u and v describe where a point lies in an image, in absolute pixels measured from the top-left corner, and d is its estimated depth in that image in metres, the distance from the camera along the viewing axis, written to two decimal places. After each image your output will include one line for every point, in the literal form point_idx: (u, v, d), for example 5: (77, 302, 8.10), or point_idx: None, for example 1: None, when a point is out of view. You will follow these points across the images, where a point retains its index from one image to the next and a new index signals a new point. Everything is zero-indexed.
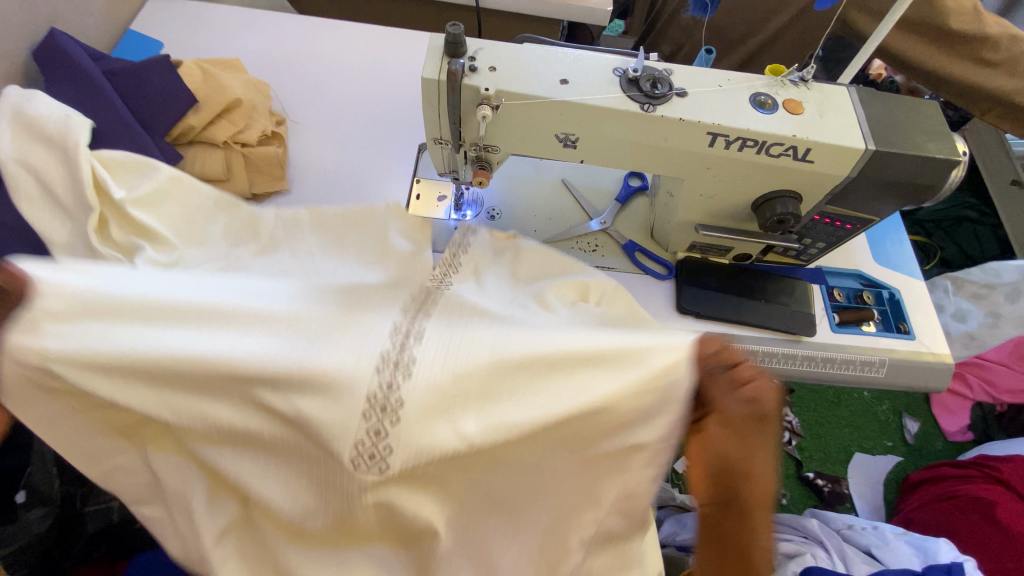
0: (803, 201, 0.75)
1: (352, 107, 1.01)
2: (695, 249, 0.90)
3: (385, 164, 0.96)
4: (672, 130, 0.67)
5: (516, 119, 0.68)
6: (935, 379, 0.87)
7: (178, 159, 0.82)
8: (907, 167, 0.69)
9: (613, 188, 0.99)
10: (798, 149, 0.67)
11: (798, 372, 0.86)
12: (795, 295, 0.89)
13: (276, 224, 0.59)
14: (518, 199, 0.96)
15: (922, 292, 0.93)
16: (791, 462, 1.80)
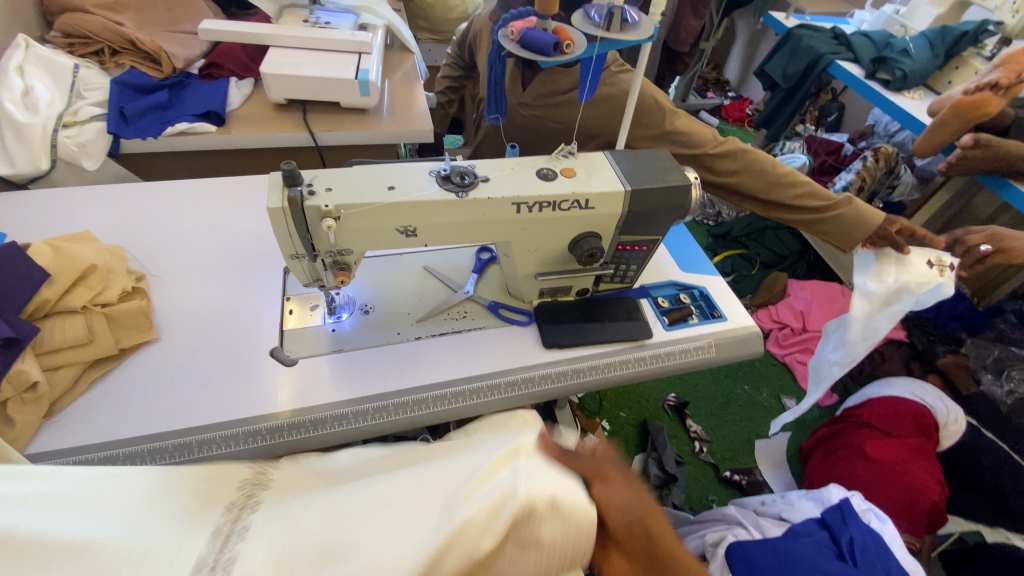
0: (603, 237, 0.96)
1: (214, 249, 1.09)
2: (544, 294, 1.07)
3: (257, 292, 1.03)
4: (485, 206, 0.85)
5: (359, 225, 0.82)
6: (752, 346, 1.09)
7: (33, 334, 0.81)
8: (659, 197, 0.93)
9: (468, 263, 1.15)
10: (581, 201, 0.89)
11: (654, 370, 1.02)
12: (630, 310, 1.08)
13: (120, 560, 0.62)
14: (387, 291, 1.08)
15: (722, 284, 1.18)
16: (708, 467, 1.97)
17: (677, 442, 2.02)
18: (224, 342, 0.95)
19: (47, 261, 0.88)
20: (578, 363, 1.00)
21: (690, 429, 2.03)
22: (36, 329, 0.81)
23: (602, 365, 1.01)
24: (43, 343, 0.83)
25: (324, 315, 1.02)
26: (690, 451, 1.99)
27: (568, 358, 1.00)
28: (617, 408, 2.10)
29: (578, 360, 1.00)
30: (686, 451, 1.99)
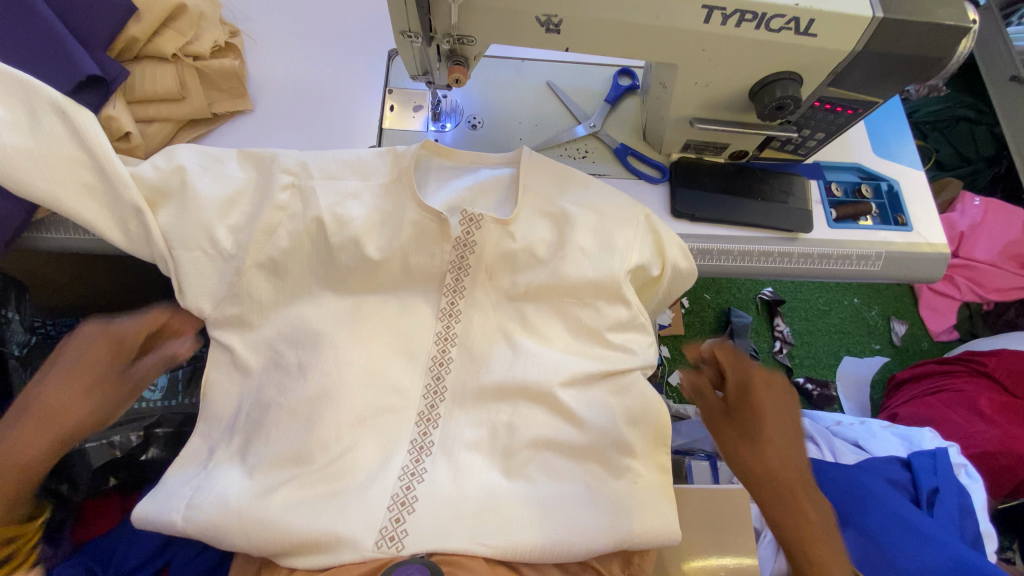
0: (803, 84, 0.70)
1: (313, 11, 0.93)
2: (689, 148, 0.85)
3: (357, 77, 0.89)
4: (665, 5, 0.60)
5: (489, 3, 0.61)
6: (930, 270, 0.87)
7: (122, 77, 0.74)
8: (915, 38, 0.64)
9: (602, 88, 0.93)
10: (800, 21, 0.62)
11: (793, 269, 0.86)
12: (788, 192, 0.87)
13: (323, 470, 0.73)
14: (500, 106, 0.90)
15: (921, 182, 0.90)
16: (782, 369, 1.87)
17: (756, 337, 1.89)
18: (319, 129, 0.85)
19: None
20: (708, 242, 0.84)
21: (775, 328, 1.89)
22: (125, 72, 0.74)
23: (736, 251, 0.84)
24: (134, 89, 0.76)
25: (426, 121, 0.87)
26: (767, 349, 1.88)
27: (698, 233, 0.84)
28: (701, 288, 1.96)
29: (710, 239, 0.84)
30: (762, 348, 1.88)
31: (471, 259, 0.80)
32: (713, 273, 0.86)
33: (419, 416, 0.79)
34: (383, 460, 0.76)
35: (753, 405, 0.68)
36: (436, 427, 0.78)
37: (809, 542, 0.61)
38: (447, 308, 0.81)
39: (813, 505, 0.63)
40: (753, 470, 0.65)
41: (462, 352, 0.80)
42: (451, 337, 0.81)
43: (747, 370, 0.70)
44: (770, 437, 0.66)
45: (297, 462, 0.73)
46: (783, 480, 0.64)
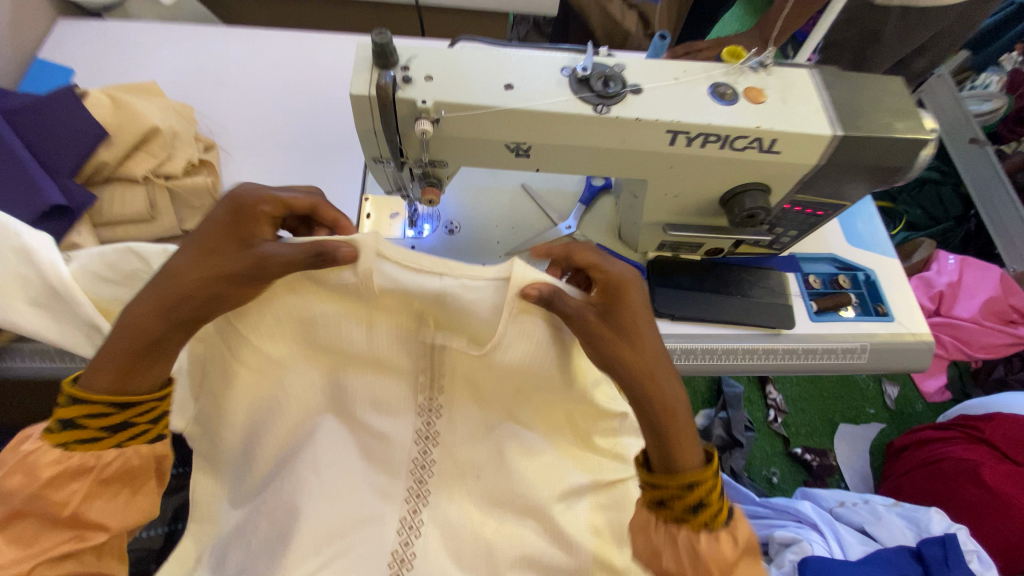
0: (772, 192, 0.72)
1: (291, 125, 0.95)
2: (665, 247, 0.86)
3: (332, 186, 0.89)
4: (629, 131, 0.62)
5: (459, 131, 0.62)
6: (917, 360, 0.86)
7: (91, 203, 0.74)
8: (876, 151, 0.65)
9: (576, 189, 0.94)
10: (763, 141, 0.64)
11: (779, 365, 0.84)
12: (766, 287, 0.86)
13: None
14: (476, 209, 0.90)
15: (897, 271, 0.91)
16: (778, 439, 1.82)
17: (750, 406, 1.86)
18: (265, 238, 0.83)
19: (104, 117, 0.76)
20: (691, 342, 0.82)
21: (768, 396, 1.86)
22: (92, 198, 0.74)
23: (719, 349, 0.82)
24: (102, 213, 0.75)
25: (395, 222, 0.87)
26: (762, 419, 1.84)
27: (680, 333, 0.82)
28: None
29: (692, 339, 0.82)
30: (757, 417, 1.84)
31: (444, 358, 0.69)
32: (699, 372, 0.84)
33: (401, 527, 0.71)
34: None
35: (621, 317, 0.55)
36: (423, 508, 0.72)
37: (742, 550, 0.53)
38: (426, 403, 0.72)
39: (706, 544, 0.51)
40: (671, 475, 0.53)
41: (441, 475, 0.73)
42: (433, 437, 0.72)
43: (622, 282, 0.57)
44: (662, 378, 0.55)
45: None
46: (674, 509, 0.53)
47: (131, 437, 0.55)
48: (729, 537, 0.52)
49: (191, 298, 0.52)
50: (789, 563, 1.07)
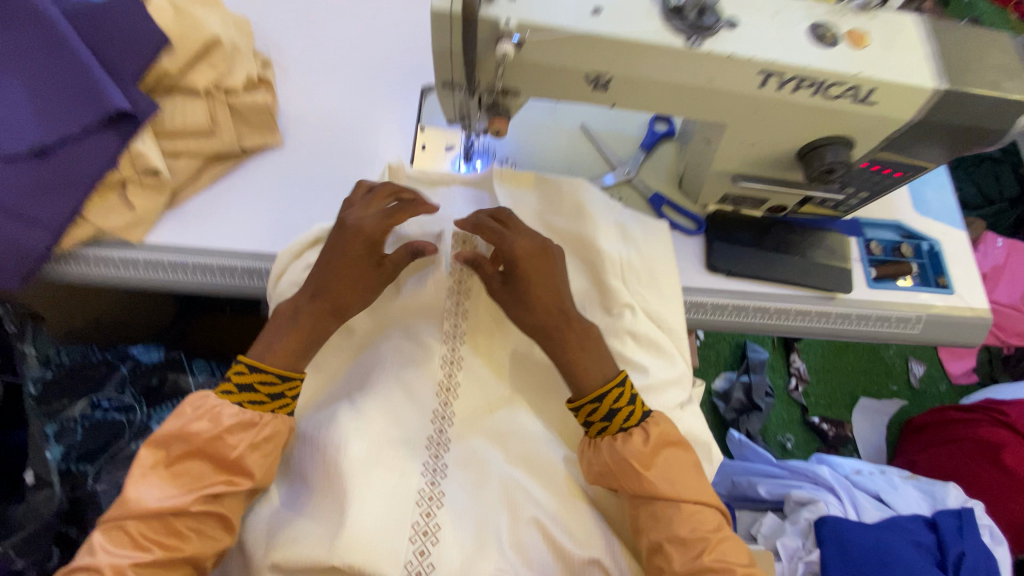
0: (855, 147, 0.68)
1: (347, 47, 0.92)
2: (726, 201, 0.83)
3: (384, 113, 0.87)
4: (720, 67, 0.58)
5: (541, 58, 0.59)
6: (970, 335, 0.85)
7: (152, 112, 0.73)
8: (978, 108, 0.61)
9: (637, 134, 0.90)
10: (859, 90, 0.60)
11: (830, 329, 0.83)
12: (825, 249, 0.84)
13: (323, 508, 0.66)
14: (532, 148, 0.88)
15: (962, 243, 0.88)
16: (797, 407, 1.84)
17: (772, 373, 1.86)
18: (243, 227, 0.76)
19: (167, 22, 0.74)
20: (743, 299, 0.81)
21: (791, 365, 1.86)
22: (155, 106, 0.73)
23: (772, 309, 0.81)
24: (164, 123, 0.74)
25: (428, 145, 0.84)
26: (782, 387, 1.85)
27: (733, 289, 0.81)
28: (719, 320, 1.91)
29: (744, 296, 0.81)
30: (778, 385, 1.85)
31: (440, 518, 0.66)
32: (745, 329, 0.83)
33: (430, 443, 0.70)
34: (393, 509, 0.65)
35: (526, 268, 0.70)
36: (442, 509, 0.66)
37: (658, 446, 0.66)
38: (440, 411, 0.72)
39: (623, 444, 0.65)
40: (583, 397, 0.68)
41: (468, 392, 0.74)
42: (441, 470, 0.69)
43: (516, 246, 0.70)
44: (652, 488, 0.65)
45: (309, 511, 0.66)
46: (594, 420, 0.68)
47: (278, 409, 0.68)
48: (642, 434, 0.66)
49: (349, 295, 0.70)
50: (805, 520, 1.08)
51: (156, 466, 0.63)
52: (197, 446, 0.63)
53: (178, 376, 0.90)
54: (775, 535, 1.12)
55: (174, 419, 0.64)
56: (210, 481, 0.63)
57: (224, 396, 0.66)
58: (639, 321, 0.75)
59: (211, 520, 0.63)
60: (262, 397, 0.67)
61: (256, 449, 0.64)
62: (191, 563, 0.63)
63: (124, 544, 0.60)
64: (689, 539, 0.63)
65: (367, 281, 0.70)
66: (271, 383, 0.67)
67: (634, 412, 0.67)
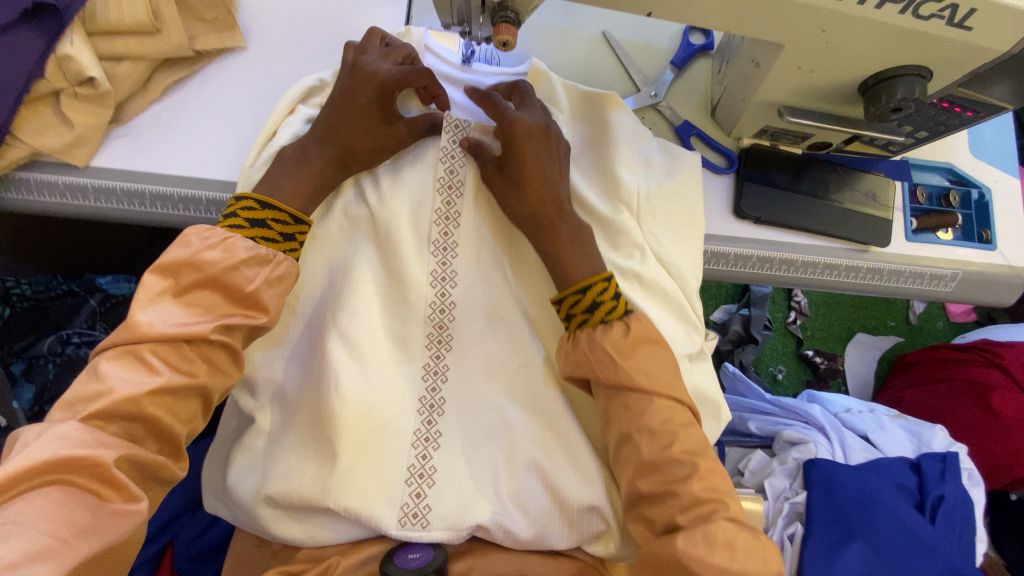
0: (931, 81, 0.57)
1: None
2: (764, 134, 0.72)
3: (367, 10, 0.72)
4: None
5: None
6: (1004, 296, 0.79)
7: (77, 4, 0.58)
8: None
9: (667, 48, 0.77)
10: (958, 10, 0.48)
11: (858, 285, 0.77)
12: (866, 193, 0.75)
13: (309, 446, 0.62)
14: (545, 60, 0.74)
15: (1016, 194, 0.79)
16: (793, 340, 1.84)
17: (772, 306, 1.84)
18: (205, 147, 0.66)
19: None
20: (770, 249, 0.73)
21: (792, 298, 1.83)
22: None
23: (800, 262, 0.74)
24: (96, 18, 0.60)
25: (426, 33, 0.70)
26: (780, 319, 1.83)
27: (760, 238, 0.73)
28: None
29: (771, 246, 0.73)
30: (777, 318, 1.83)
31: (436, 459, 0.62)
32: (768, 282, 0.76)
33: (426, 374, 0.64)
34: (384, 453, 0.61)
35: (523, 149, 0.62)
36: (438, 451, 0.63)
37: (639, 341, 0.58)
38: (436, 336, 0.65)
39: (602, 333, 0.58)
40: (567, 287, 0.61)
41: (464, 320, 0.66)
42: (438, 406, 0.64)
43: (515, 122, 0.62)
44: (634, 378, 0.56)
45: (297, 449, 0.63)
46: (575, 311, 0.60)
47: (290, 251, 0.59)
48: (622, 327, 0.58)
49: (359, 146, 0.62)
50: (793, 460, 1.12)
51: (164, 294, 0.53)
52: (210, 276, 0.52)
53: None
54: (762, 471, 1.16)
55: (179, 247, 0.53)
56: (224, 313, 0.53)
57: (232, 230, 0.55)
58: (651, 267, 0.67)
59: (221, 350, 0.53)
60: (273, 234, 0.57)
61: (273, 286, 0.55)
62: (200, 399, 0.53)
63: (133, 369, 0.49)
64: (659, 430, 0.55)
65: (375, 125, 0.62)
66: (285, 223, 0.58)
67: (617, 307, 0.60)
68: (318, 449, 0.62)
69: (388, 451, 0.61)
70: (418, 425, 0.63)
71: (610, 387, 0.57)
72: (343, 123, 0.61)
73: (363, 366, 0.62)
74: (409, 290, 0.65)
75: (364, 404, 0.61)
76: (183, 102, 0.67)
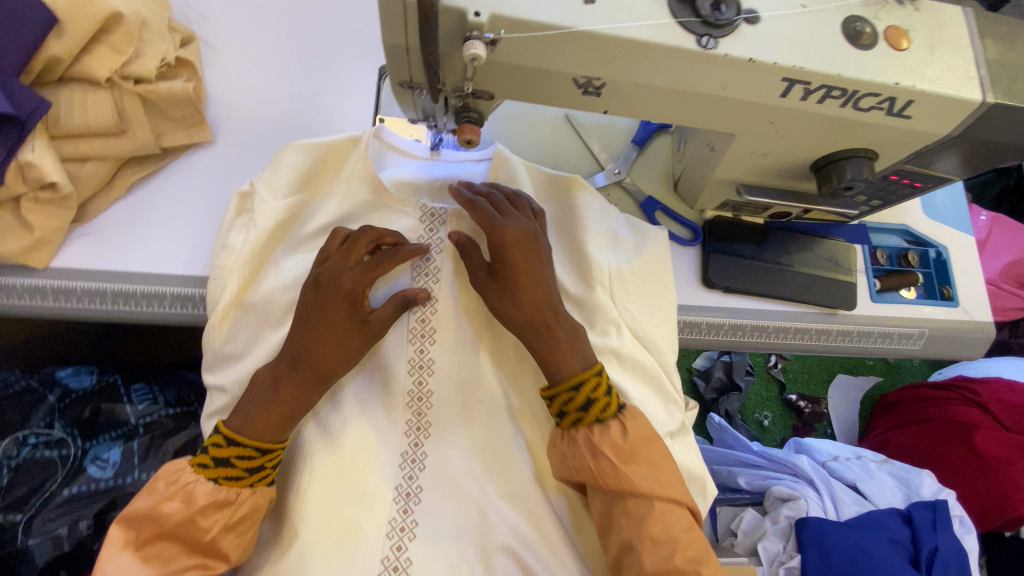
0: (877, 161, 0.60)
1: (286, 20, 0.77)
2: (726, 207, 0.75)
3: (336, 101, 0.74)
4: (737, 76, 0.48)
5: (519, 59, 0.48)
6: (972, 350, 0.80)
7: (39, 109, 0.58)
8: (1021, 126, 0.53)
9: (628, 127, 0.80)
10: (896, 102, 0.51)
11: (830, 347, 0.77)
12: (829, 259, 0.77)
13: (278, 543, 0.59)
14: (509, 143, 0.76)
15: (970, 252, 0.82)
16: (775, 384, 1.84)
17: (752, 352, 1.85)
18: (172, 242, 0.65)
19: None
20: (740, 317, 0.74)
21: None
22: (46, 103, 0.58)
23: (770, 328, 0.75)
24: (60, 124, 0.61)
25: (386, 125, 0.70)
26: (762, 364, 1.84)
27: (730, 307, 0.74)
28: None
29: (741, 314, 0.74)
30: (758, 363, 1.85)
31: (412, 551, 0.59)
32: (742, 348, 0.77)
33: (403, 461, 0.62)
34: (357, 546, 0.58)
35: (518, 260, 0.61)
36: (415, 540, 0.59)
37: (638, 439, 0.57)
38: (415, 422, 0.63)
39: None
40: (556, 383, 0.59)
41: (442, 405, 0.64)
42: (416, 494, 0.61)
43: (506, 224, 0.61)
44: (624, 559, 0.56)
45: (268, 549, 0.59)
46: (568, 409, 0.58)
47: (260, 479, 0.55)
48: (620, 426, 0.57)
49: (328, 359, 0.57)
50: (785, 518, 1.10)
51: None
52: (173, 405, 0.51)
53: (111, 406, 0.79)
54: (755, 530, 1.14)
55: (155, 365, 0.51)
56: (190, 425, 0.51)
57: (198, 472, 0.54)
58: (626, 341, 0.67)
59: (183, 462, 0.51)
60: (239, 472, 0.54)
61: (231, 530, 0.53)
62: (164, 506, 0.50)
63: None
64: (661, 539, 0.54)
65: (340, 333, 0.58)
66: (249, 456, 0.55)
67: (610, 404, 0.59)
68: (286, 549, 0.58)
69: (360, 546, 0.58)
70: (394, 514, 0.60)
71: (609, 490, 0.57)
72: (306, 345, 0.57)
73: (338, 461, 0.60)
74: (386, 377, 0.64)
75: (336, 499, 0.59)
76: (150, 202, 0.66)
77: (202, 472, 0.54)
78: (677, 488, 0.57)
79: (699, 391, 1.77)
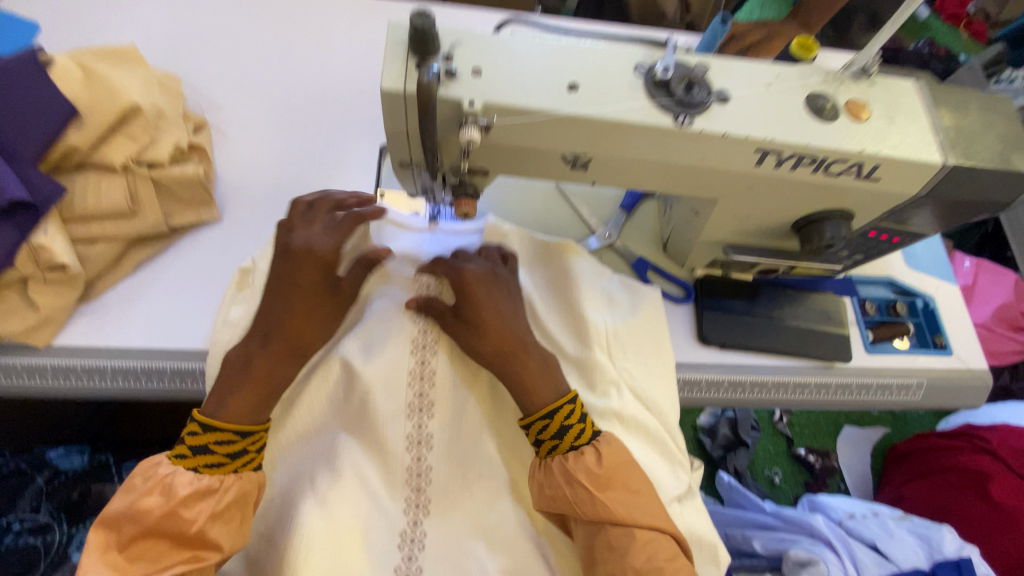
0: (853, 220, 0.63)
1: (292, 104, 0.82)
2: (716, 265, 0.77)
3: (338, 178, 0.78)
4: (713, 149, 0.52)
5: (511, 139, 0.52)
6: (973, 398, 0.80)
7: (55, 195, 0.61)
8: (982, 184, 0.57)
9: (616, 192, 0.84)
10: (863, 166, 0.54)
11: (830, 400, 0.77)
12: (820, 312, 0.79)
13: None
14: (503, 211, 0.80)
15: (957, 300, 0.84)
16: (782, 439, 1.80)
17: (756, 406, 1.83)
18: (174, 317, 0.66)
19: (74, 91, 0.65)
20: (738, 373, 0.75)
21: None
22: (62, 189, 0.62)
23: (769, 383, 0.75)
24: (73, 207, 0.63)
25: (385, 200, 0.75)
26: (766, 418, 1.81)
27: (727, 362, 0.75)
28: None
29: (738, 370, 0.75)
30: (762, 417, 1.82)
31: None
32: (743, 404, 0.77)
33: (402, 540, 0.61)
34: None
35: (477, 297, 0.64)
36: None
37: (614, 466, 0.57)
38: (414, 498, 0.62)
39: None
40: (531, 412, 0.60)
41: (443, 478, 0.63)
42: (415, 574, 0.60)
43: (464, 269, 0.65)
44: None
45: None
46: (544, 438, 0.59)
47: (244, 464, 0.56)
48: (597, 459, 0.57)
49: (306, 331, 0.60)
50: None
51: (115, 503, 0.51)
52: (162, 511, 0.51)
53: (100, 487, 0.77)
54: None
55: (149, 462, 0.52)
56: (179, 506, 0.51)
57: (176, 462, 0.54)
58: (627, 402, 0.67)
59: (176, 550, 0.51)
60: (219, 458, 0.55)
61: (219, 519, 0.53)
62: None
63: None
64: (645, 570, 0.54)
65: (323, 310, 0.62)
66: (229, 442, 0.55)
67: (585, 430, 0.60)
68: None
69: None
70: None
71: (591, 522, 0.57)
72: (286, 317, 0.60)
73: (335, 546, 0.57)
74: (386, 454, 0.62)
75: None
76: (156, 280, 0.68)
77: (181, 463, 0.54)
78: (661, 514, 0.57)
79: (705, 448, 1.73)
